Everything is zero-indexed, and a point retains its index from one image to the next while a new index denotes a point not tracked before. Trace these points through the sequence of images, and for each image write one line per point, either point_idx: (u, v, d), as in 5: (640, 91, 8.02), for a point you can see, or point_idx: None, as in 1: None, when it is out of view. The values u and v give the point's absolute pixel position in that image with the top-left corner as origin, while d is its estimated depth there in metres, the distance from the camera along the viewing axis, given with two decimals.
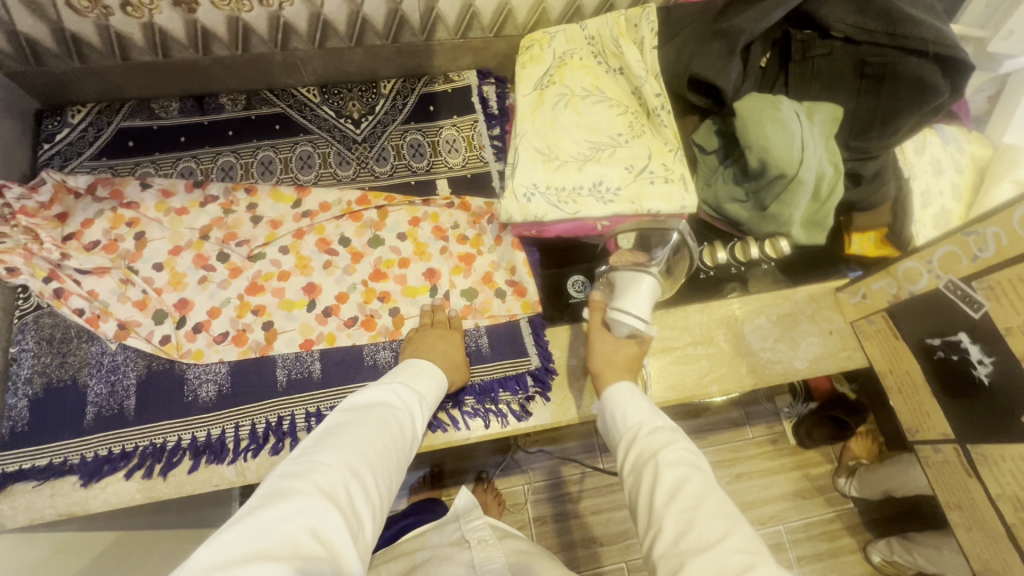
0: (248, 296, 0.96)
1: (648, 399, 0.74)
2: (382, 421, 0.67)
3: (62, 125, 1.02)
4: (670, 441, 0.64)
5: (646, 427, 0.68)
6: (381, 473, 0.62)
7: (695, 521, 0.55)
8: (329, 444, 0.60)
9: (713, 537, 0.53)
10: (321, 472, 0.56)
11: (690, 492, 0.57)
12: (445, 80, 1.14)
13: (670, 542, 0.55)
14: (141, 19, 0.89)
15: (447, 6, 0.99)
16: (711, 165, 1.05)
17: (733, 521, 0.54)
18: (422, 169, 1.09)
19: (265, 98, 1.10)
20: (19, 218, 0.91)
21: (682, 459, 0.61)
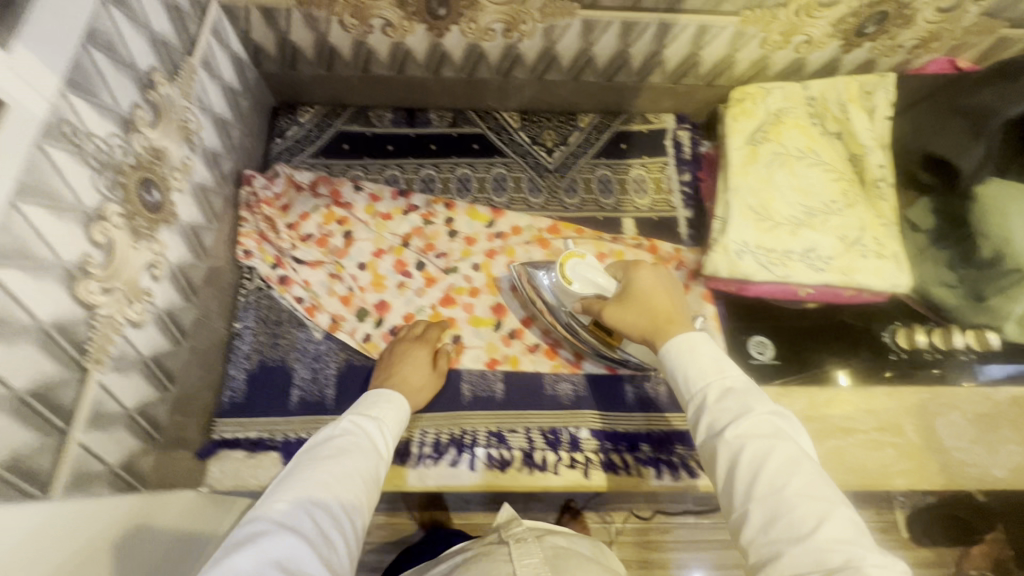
0: (440, 307, 1.00)
1: (709, 347, 0.64)
2: (353, 447, 0.67)
3: (293, 123, 1.11)
4: (742, 411, 0.57)
5: (712, 395, 0.60)
6: (352, 495, 0.61)
7: (793, 509, 0.50)
8: (292, 482, 0.60)
9: (805, 529, 0.49)
10: (286, 514, 0.56)
11: (773, 476, 0.53)
12: (643, 121, 1.14)
13: (762, 531, 0.51)
14: (394, 39, 0.95)
15: (673, 53, 0.99)
16: (920, 244, 0.98)
17: (834, 501, 0.51)
18: (610, 205, 1.11)
19: (469, 118, 1.15)
20: (261, 207, 0.99)
21: (762, 433, 0.55)
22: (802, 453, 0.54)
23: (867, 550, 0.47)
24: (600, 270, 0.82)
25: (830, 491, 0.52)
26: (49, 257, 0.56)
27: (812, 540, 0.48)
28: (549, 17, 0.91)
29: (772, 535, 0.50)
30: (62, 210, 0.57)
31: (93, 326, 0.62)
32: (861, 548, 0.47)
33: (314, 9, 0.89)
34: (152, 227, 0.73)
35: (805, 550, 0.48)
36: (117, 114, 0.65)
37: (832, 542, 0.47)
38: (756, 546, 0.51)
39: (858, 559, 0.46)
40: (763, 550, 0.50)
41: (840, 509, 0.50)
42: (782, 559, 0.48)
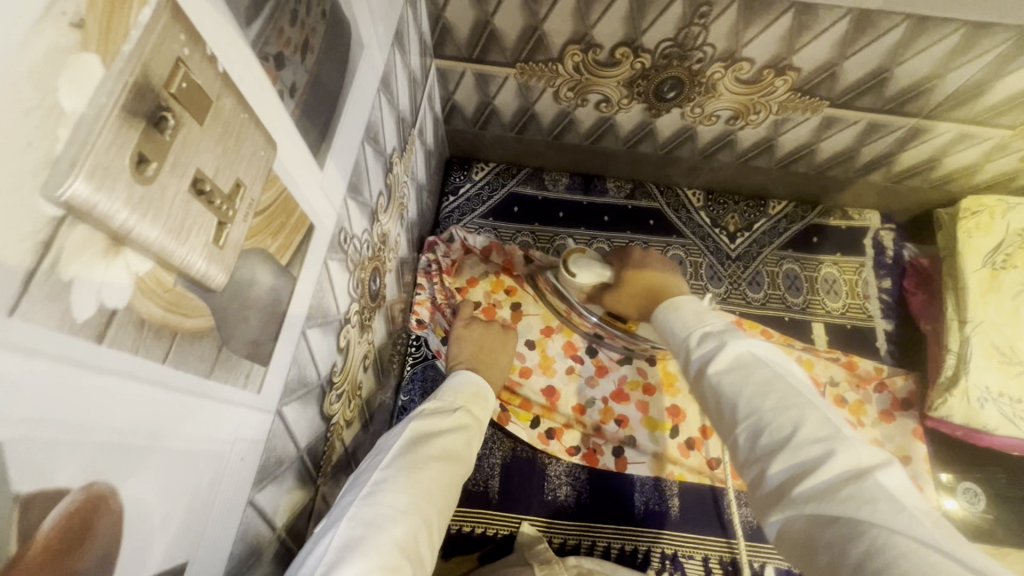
0: (612, 402, 0.93)
1: (693, 304, 0.64)
2: (455, 454, 0.59)
3: (467, 179, 1.07)
4: (716, 345, 0.54)
5: (693, 337, 0.58)
6: (445, 513, 0.53)
7: (766, 426, 0.46)
8: (395, 478, 0.51)
9: (783, 437, 0.45)
10: (391, 525, 0.46)
11: (753, 393, 0.48)
12: (842, 215, 1.05)
13: (748, 451, 0.47)
14: (605, 114, 0.89)
15: (911, 155, 0.88)
16: None
17: (801, 408, 0.46)
18: (797, 305, 1.01)
19: (648, 191, 1.08)
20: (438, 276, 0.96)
21: (745, 361, 0.51)
22: (780, 374, 0.49)
23: (849, 449, 0.42)
24: (602, 266, 0.84)
25: (806, 397, 0.47)
26: (315, 379, 0.51)
27: (794, 446, 0.44)
28: (788, 110, 0.82)
29: (758, 455, 0.46)
30: (328, 325, 0.53)
31: (327, 438, 0.58)
32: (844, 445, 0.42)
33: (533, 80, 0.83)
34: (371, 316, 0.68)
35: (782, 460, 0.43)
36: (369, 207, 0.61)
37: (809, 443, 0.43)
38: (746, 466, 0.47)
39: (831, 468, 0.41)
40: (749, 473, 0.46)
41: (815, 411, 0.45)
42: (765, 476, 0.44)
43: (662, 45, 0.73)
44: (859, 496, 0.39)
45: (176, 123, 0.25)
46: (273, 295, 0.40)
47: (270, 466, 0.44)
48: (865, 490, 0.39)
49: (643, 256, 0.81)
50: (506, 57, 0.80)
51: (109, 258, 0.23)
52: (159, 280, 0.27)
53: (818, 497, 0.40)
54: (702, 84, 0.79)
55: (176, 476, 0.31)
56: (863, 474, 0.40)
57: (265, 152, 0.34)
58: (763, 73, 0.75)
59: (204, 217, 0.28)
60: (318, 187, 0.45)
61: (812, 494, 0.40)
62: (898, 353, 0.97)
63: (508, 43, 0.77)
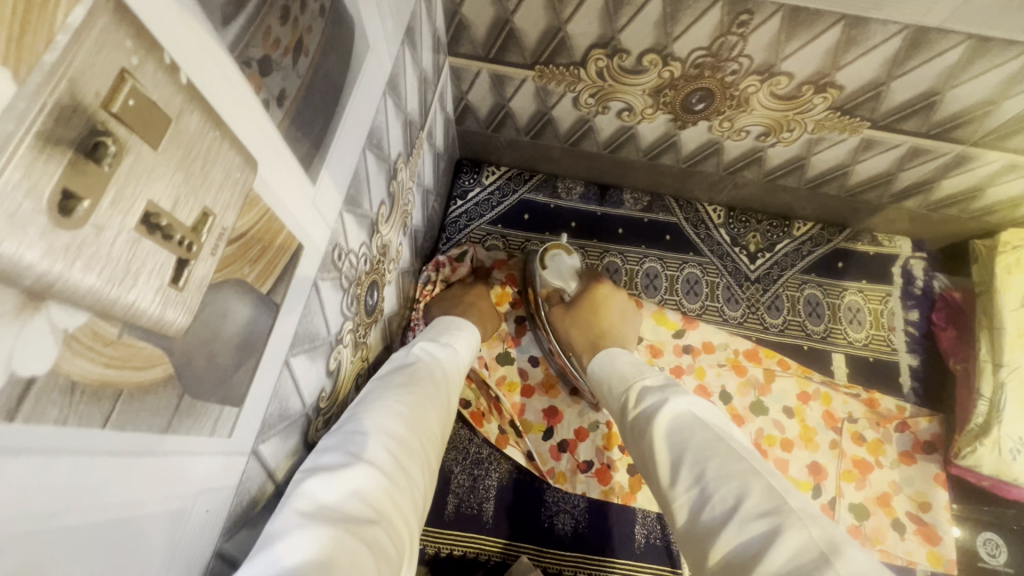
0: (617, 427, 0.88)
1: (631, 357, 0.68)
2: (428, 382, 0.58)
3: (476, 183, 1.02)
4: (658, 402, 0.56)
5: (633, 394, 0.60)
6: (424, 428, 0.53)
7: (709, 498, 0.46)
8: (364, 407, 0.51)
9: (728, 509, 0.44)
10: (358, 440, 0.46)
11: (695, 456, 0.49)
12: (871, 240, 0.99)
13: (692, 524, 0.46)
14: (626, 123, 0.84)
15: (952, 184, 0.83)
16: None
17: (746, 477, 0.45)
18: (818, 333, 0.95)
19: (666, 205, 1.02)
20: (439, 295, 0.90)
21: (682, 424, 0.53)
22: (720, 437, 0.50)
23: (797, 526, 0.41)
24: (574, 275, 0.90)
25: (745, 465, 0.46)
26: (298, 409, 0.47)
27: (736, 519, 0.43)
28: (824, 130, 0.76)
29: (701, 529, 0.45)
30: (316, 350, 0.48)
31: None
32: (791, 522, 0.41)
33: (553, 84, 0.78)
34: (366, 333, 0.64)
35: (727, 539, 0.43)
36: (369, 219, 0.56)
37: (754, 519, 0.42)
38: (692, 544, 0.46)
39: (779, 552, 0.39)
40: (694, 550, 0.45)
41: (760, 479, 0.45)
42: (713, 556, 0.43)
43: (694, 54, 0.67)
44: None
45: (118, 149, 0.20)
46: (250, 328, 0.35)
47: (240, 510, 0.40)
48: None
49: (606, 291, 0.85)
50: (525, 59, 0.75)
51: (22, 317, 0.19)
52: (95, 333, 0.22)
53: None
54: (733, 98, 0.74)
55: (122, 549, 0.27)
56: (817, 557, 0.38)
57: (242, 173, 0.29)
58: (802, 89, 0.70)
59: (156, 256, 0.24)
60: (309, 204, 0.40)
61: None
62: (922, 391, 0.91)
63: (527, 43, 0.72)
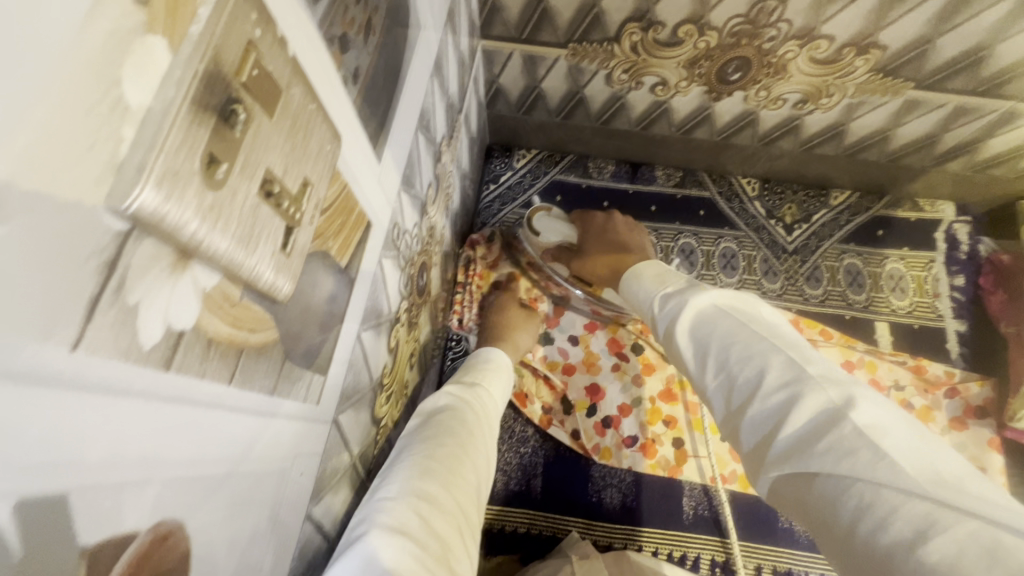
0: (660, 402, 0.89)
1: (654, 266, 0.65)
2: (458, 431, 0.56)
3: (507, 167, 1.03)
4: (679, 307, 0.54)
5: (660, 300, 0.59)
6: (458, 482, 0.50)
7: (737, 378, 0.46)
8: (390, 473, 0.49)
9: (754, 385, 0.44)
10: (386, 509, 0.44)
11: (720, 345, 0.48)
12: (911, 205, 0.97)
13: (724, 408, 0.47)
14: (660, 97, 0.83)
15: (999, 142, 0.80)
16: None
17: (772, 352, 0.45)
18: (859, 303, 0.94)
19: (699, 179, 1.02)
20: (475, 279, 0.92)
21: (706, 318, 0.51)
22: (744, 321, 0.49)
23: (814, 387, 0.41)
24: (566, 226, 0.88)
25: (766, 342, 0.46)
26: (367, 383, 0.49)
27: (763, 391, 0.43)
28: (865, 93, 0.75)
29: (733, 409, 0.46)
30: (381, 326, 0.50)
31: (377, 442, 0.56)
32: (808, 386, 0.41)
33: (586, 61, 0.78)
34: (417, 314, 0.65)
35: (756, 410, 0.43)
36: (419, 200, 0.58)
37: (775, 390, 0.43)
38: (726, 420, 0.47)
39: (799, 413, 0.40)
40: (728, 428, 0.46)
41: (779, 352, 0.45)
42: (744, 429, 0.44)
43: (731, 22, 0.67)
44: (839, 447, 0.37)
45: (246, 117, 0.22)
46: (333, 300, 0.37)
47: (325, 477, 0.42)
48: (843, 437, 0.37)
49: (607, 220, 0.86)
50: (558, 37, 0.75)
51: (175, 275, 0.20)
52: (225, 295, 0.24)
53: (796, 450, 0.39)
54: (771, 65, 0.73)
55: (240, 501, 0.29)
56: (834, 413, 0.39)
57: (330, 146, 0.31)
58: (843, 52, 0.69)
59: (272, 222, 0.25)
60: (375, 182, 0.42)
61: (789, 445, 0.40)
62: (971, 356, 0.90)
63: (561, 21, 0.72)
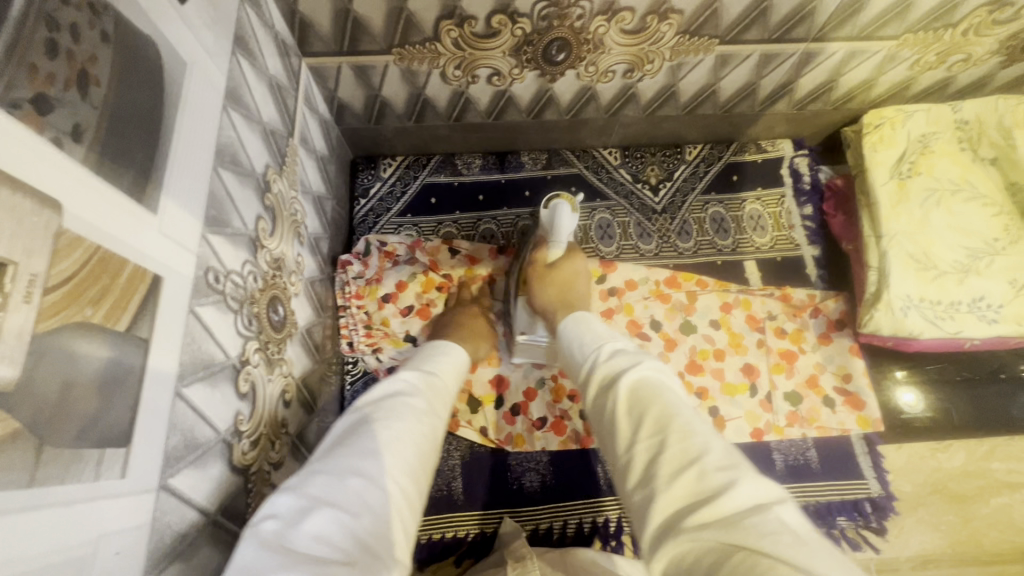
0: (563, 378, 0.92)
1: (604, 324, 0.69)
2: (406, 412, 0.58)
3: (375, 179, 1.01)
4: (630, 364, 0.57)
5: (605, 353, 0.61)
6: (400, 460, 0.53)
7: (666, 446, 0.47)
8: (347, 446, 0.52)
9: (690, 460, 0.45)
10: (331, 482, 0.48)
11: (656, 414, 0.50)
12: (756, 148, 1.05)
13: (643, 471, 0.47)
14: (498, 87, 0.85)
15: (809, 80, 0.88)
16: None
17: (710, 436, 0.47)
18: (727, 247, 1.01)
19: (564, 158, 1.05)
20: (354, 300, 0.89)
21: (648, 384, 0.54)
22: (679, 401, 0.52)
23: (752, 482, 0.42)
24: (569, 230, 0.82)
25: (706, 428, 0.48)
26: (211, 438, 0.47)
27: (692, 470, 0.44)
28: (680, 54, 0.80)
29: (650, 476, 0.46)
30: (216, 375, 0.48)
31: (249, 491, 0.54)
32: (747, 478, 0.42)
33: (415, 64, 0.78)
34: (281, 350, 0.64)
35: (682, 485, 0.43)
36: (246, 237, 0.56)
37: (713, 470, 0.43)
38: (639, 487, 0.47)
39: (737, 496, 0.41)
40: (640, 494, 0.46)
41: (717, 441, 0.46)
42: (659, 499, 0.44)
43: (536, 6, 0.69)
44: (765, 528, 0.38)
45: None
46: (116, 369, 0.35)
47: (166, 547, 0.40)
48: (767, 522, 0.38)
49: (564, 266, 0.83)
50: (379, 45, 0.74)
51: None
52: None
53: (718, 526, 0.39)
54: (588, 41, 0.76)
55: None
56: (764, 506, 0.40)
57: (37, 217, 0.29)
58: (646, 20, 0.72)
59: None
60: (155, 234, 0.40)
61: (707, 522, 0.40)
62: (828, 276, 0.98)
63: (375, 28, 0.71)
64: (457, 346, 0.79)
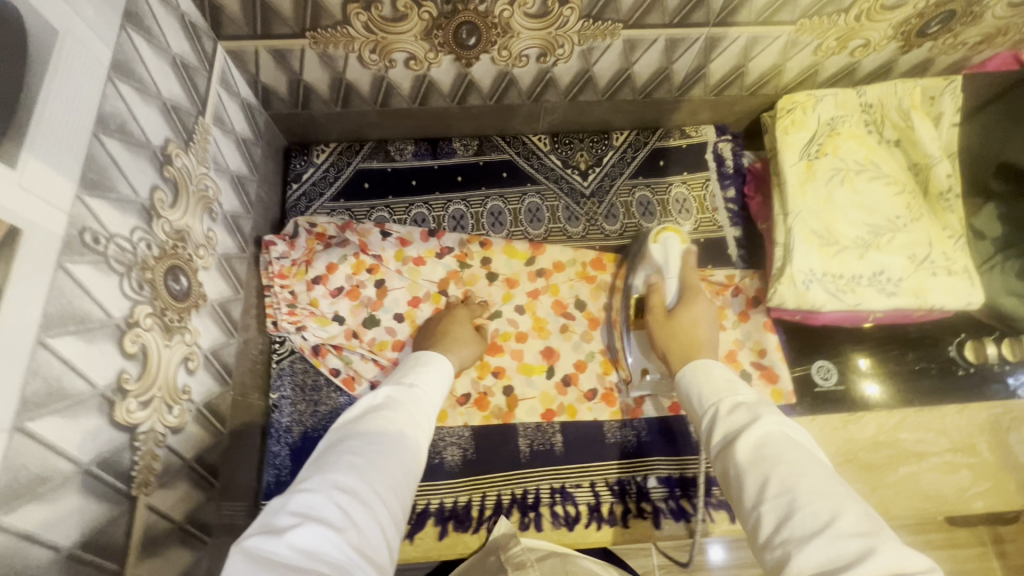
0: (488, 356, 0.94)
1: (723, 370, 0.68)
2: (389, 429, 0.61)
3: (308, 164, 1.03)
4: (752, 419, 0.58)
5: (724, 405, 0.62)
6: (384, 478, 0.56)
7: (798, 506, 0.48)
8: (327, 465, 0.55)
9: (821, 522, 0.46)
10: (312, 499, 0.50)
11: (784, 475, 0.51)
12: (681, 134, 1.08)
13: (773, 531, 0.49)
14: (417, 72, 0.87)
15: (719, 66, 0.91)
16: (981, 253, 0.90)
17: (844, 500, 0.48)
18: (653, 229, 1.04)
19: (496, 144, 1.07)
20: (276, 281, 0.90)
21: (776, 440, 0.55)
22: (813, 460, 0.53)
23: (890, 548, 0.43)
24: (678, 262, 0.87)
25: (838, 489, 0.49)
26: (84, 390, 0.49)
27: (825, 532, 0.45)
28: (588, 39, 0.83)
29: (785, 534, 0.47)
30: (92, 332, 0.50)
31: (137, 450, 0.56)
32: (885, 545, 0.43)
33: (331, 48, 0.81)
34: (182, 319, 0.65)
35: (817, 548, 0.45)
36: (136, 205, 0.58)
37: (848, 535, 0.45)
38: (772, 551, 0.48)
39: (871, 561, 0.42)
40: (772, 553, 0.48)
41: (850, 505, 0.48)
42: (794, 560, 0.45)
43: None
44: None
45: None
46: None
47: (21, 486, 0.42)
48: None
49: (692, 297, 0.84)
50: (292, 28, 0.77)
51: None
52: None
53: None
54: (496, 26, 0.79)
55: None
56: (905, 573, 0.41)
57: None
58: (548, 4, 0.76)
59: None
60: (11, 187, 0.42)
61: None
62: (747, 256, 1.02)
63: (284, 12, 0.74)
64: (440, 355, 0.80)
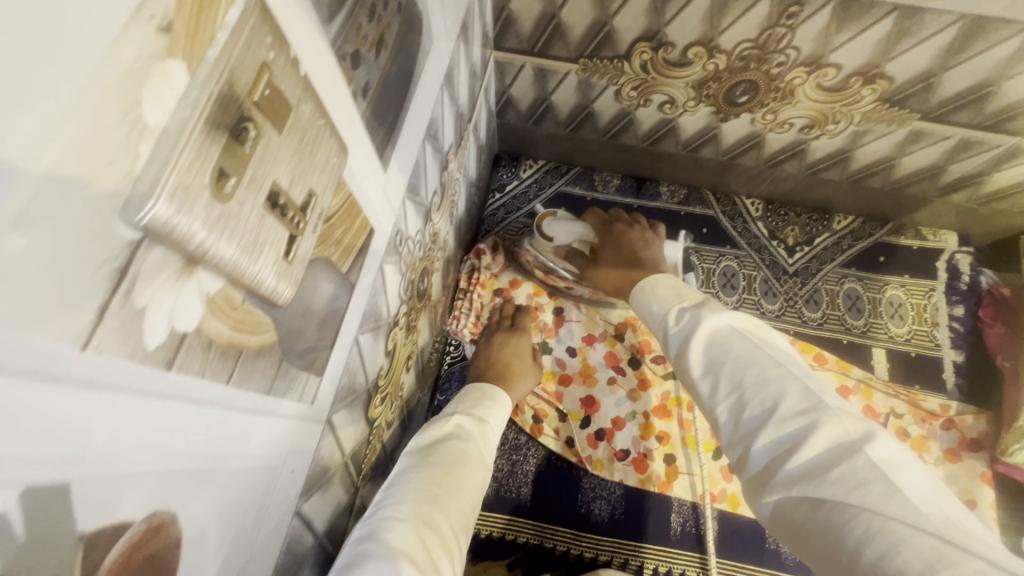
0: (654, 417, 0.88)
1: (672, 278, 0.61)
2: (466, 460, 0.54)
3: (514, 176, 1.04)
4: (695, 323, 0.51)
5: (674, 316, 0.55)
6: (459, 510, 0.49)
7: (749, 399, 0.44)
8: (401, 495, 0.48)
9: (767, 410, 0.43)
10: (388, 533, 0.43)
11: (734, 367, 0.47)
12: (915, 234, 0.98)
13: (732, 429, 0.45)
14: (668, 115, 0.84)
15: (1005, 176, 0.81)
16: None
17: (788, 379, 0.44)
18: (857, 327, 0.94)
19: (704, 198, 1.03)
20: (477, 288, 0.93)
21: (722, 337, 0.49)
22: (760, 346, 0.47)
23: (831, 421, 0.40)
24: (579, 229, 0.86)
25: (783, 369, 0.45)
26: (362, 385, 0.50)
27: (773, 420, 0.42)
28: (871, 121, 0.76)
29: (744, 431, 0.44)
30: (379, 329, 0.52)
31: (369, 441, 0.57)
32: (827, 419, 0.40)
33: (596, 77, 0.79)
34: (416, 318, 0.66)
35: (763, 436, 0.42)
36: (423, 208, 0.59)
37: (789, 417, 0.42)
38: (731, 446, 0.45)
39: (815, 443, 0.39)
40: (735, 452, 0.45)
41: (795, 381, 0.44)
42: (751, 453, 0.43)
43: (741, 46, 0.68)
44: (852, 477, 0.37)
45: (256, 134, 0.24)
46: (332, 304, 0.38)
47: (314, 474, 0.43)
48: (858, 469, 0.37)
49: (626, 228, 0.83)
50: (569, 52, 0.76)
51: (181, 281, 0.22)
52: (229, 299, 0.25)
53: (812, 474, 0.39)
54: (778, 90, 0.73)
55: (231, 493, 0.30)
56: (850, 447, 0.38)
57: (336, 158, 0.32)
58: (850, 81, 0.69)
59: (276, 232, 0.27)
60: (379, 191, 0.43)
61: (799, 474, 0.39)
62: (967, 388, 0.89)
63: (573, 37, 0.73)
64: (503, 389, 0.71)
